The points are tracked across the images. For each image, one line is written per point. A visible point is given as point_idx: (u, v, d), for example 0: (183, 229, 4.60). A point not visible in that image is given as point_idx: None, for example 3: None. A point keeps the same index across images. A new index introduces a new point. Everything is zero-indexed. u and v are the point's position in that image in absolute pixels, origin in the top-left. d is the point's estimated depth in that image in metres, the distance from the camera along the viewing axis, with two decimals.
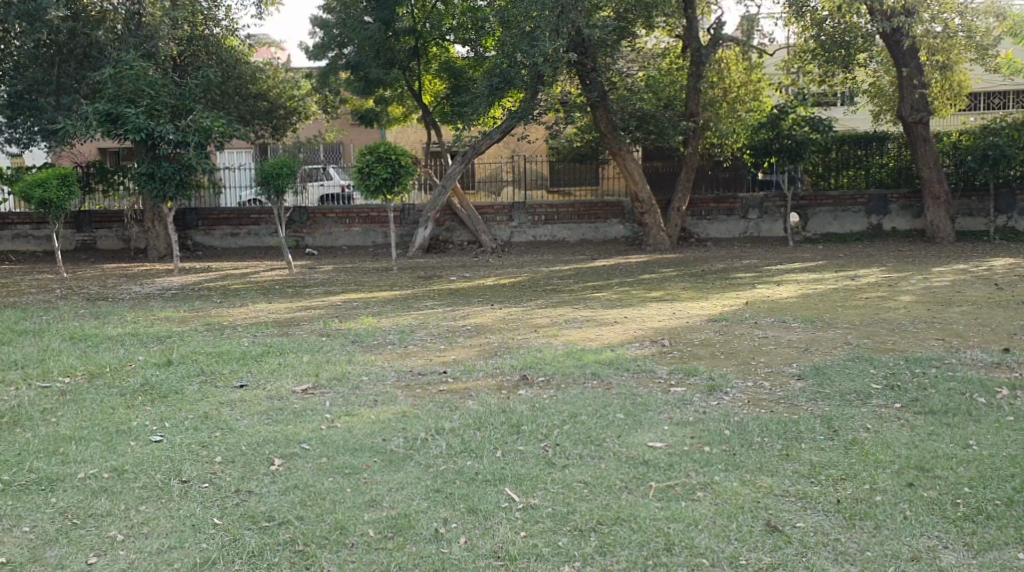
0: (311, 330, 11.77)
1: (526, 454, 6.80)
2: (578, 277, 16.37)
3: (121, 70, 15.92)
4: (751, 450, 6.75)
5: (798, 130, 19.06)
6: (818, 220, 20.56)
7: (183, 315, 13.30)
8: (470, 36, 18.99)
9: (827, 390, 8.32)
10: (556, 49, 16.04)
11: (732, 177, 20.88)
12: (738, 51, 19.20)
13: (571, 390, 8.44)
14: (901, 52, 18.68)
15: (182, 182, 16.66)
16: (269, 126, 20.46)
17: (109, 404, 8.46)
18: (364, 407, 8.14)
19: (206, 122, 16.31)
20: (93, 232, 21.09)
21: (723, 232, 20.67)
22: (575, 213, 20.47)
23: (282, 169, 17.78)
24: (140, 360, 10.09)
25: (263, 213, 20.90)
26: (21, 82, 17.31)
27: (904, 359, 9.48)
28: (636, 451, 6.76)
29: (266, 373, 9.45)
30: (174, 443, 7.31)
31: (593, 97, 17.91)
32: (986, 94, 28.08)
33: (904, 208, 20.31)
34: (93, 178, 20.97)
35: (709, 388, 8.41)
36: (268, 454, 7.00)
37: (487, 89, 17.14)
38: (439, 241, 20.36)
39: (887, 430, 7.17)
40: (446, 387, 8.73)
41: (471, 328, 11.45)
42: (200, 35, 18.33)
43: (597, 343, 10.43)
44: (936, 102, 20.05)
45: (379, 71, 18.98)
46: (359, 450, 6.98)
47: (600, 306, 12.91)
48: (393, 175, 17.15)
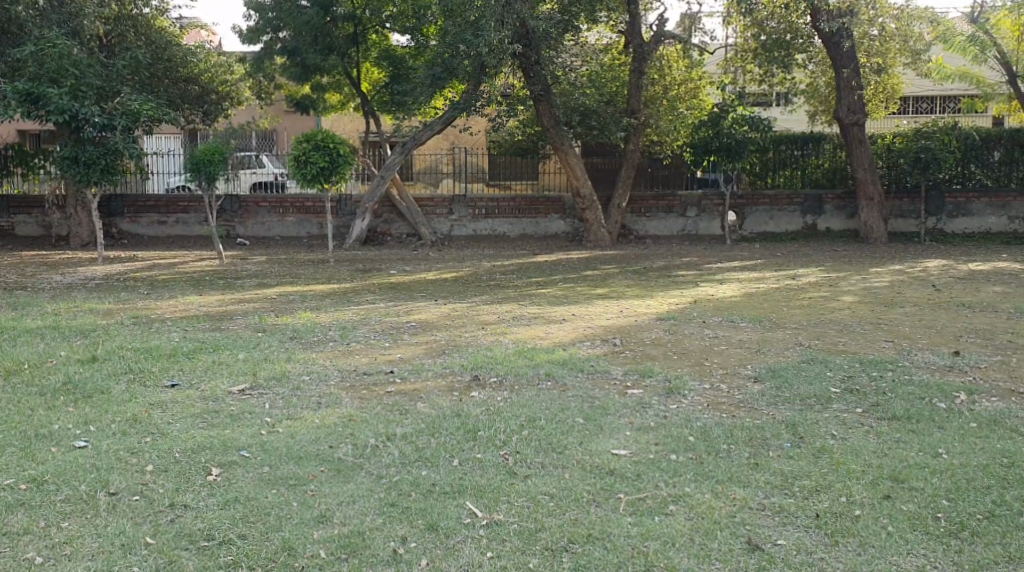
0: (245, 325, 11.27)
1: (485, 463, 6.46)
2: (521, 273, 16.03)
3: (43, 48, 15.27)
4: (718, 458, 6.52)
5: (738, 128, 18.87)
6: (756, 219, 20.49)
7: (108, 307, 12.67)
8: (409, 25, 18.45)
9: (786, 393, 8.11)
10: (501, 39, 15.68)
11: (671, 174, 20.70)
12: (680, 49, 18.93)
13: (525, 392, 8.11)
14: (841, 54, 18.33)
15: (106, 167, 15.94)
16: (200, 111, 19.75)
17: (26, 405, 7.90)
18: (307, 410, 7.70)
19: (134, 106, 15.63)
20: (10, 218, 20.19)
21: (661, 230, 20.46)
22: (516, 207, 20.09)
23: (215, 156, 17.15)
24: (62, 356, 9.51)
25: (192, 201, 20.16)
26: None
27: (858, 361, 9.28)
28: (600, 460, 6.47)
29: (198, 372, 8.94)
30: (99, 450, 6.81)
31: (536, 91, 17.52)
32: (915, 99, 28.30)
33: (840, 208, 20.35)
34: (12, 160, 20.22)
35: (667, 391, 8.14)
36: (204, 462, 6.54)
37: (429, 78, 16.69)
38: (377, 232, 19.87)
39: (853, 436, 6.97)
40: (393, 388, 8.33)
41: (414, 325, 11.05)
42: (129, 15, 17.74)
43: (547, 341, 10.11)
44: (869, 104, 20.07)
45: (317, 57, 18.45)
46: (304, 458, 6.56)
47: (545, 304, 12.61)
48: (331, 164, 16.63)
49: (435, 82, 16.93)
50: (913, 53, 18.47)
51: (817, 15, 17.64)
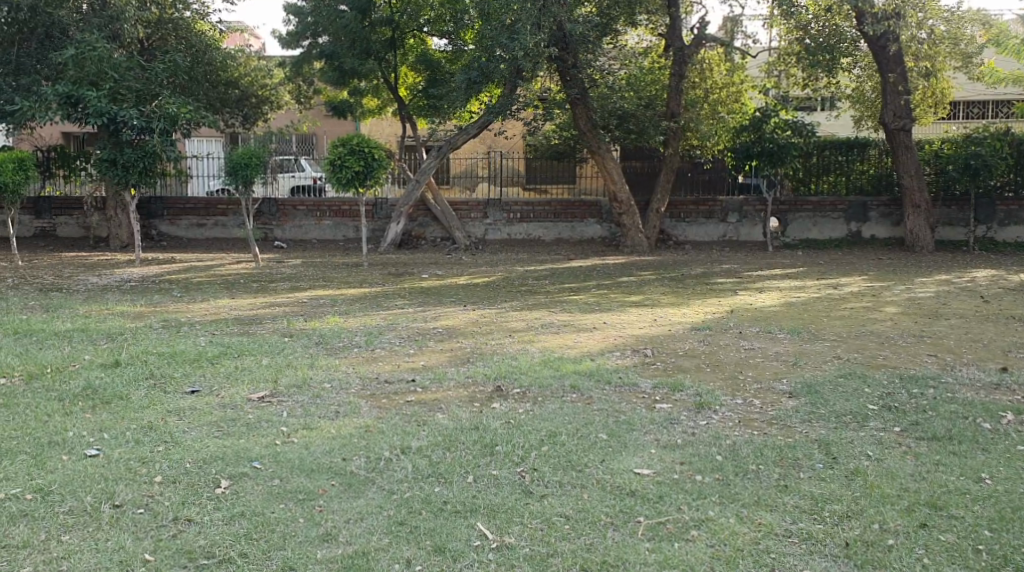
0: (272, 329, 11.12)
1: (500, 481, 6.24)
2: (554, 278, 15.78)
3: (82, 52, 15.16)
4: (746, 480, 6.24)
5: (780, 133, 18.50)
6: (798, 226, 20.07)
7: (138, 310, 12.59)
8: (447, 28, 18.34)
9: (821, 411, 7.77)
10: (536, 42, 15.42)
11: (712, 179, 20.31)
12: (722, 52, 18.59)
13: (549, 404, 7.85)
14: (887, 58, 17.87)
15: (145, 169, 15.84)
16: (239, 114, 19.71)
17: (43, 410, 7.79)
18: (324, 420, 7.50)
19: (172, 109, 15.52)
20: (52, 219, 20.28)
21: (701, 235, 20.10)
22: (551, 211, 19.84)
23: (251, 159, 17.05)
24: (86, 360, 9.41)
25: (230, 203, 20.11)
26: None
27: (899, 376, 8.91)
28: (621, 480, 6.22)
29: (220, 378, 8.77)
30: (111, 458, 6.66)
31: (573, 95, 17.35)
32: (966, 104, 27.65)
33: (885, 215, 19.85)
34: (54, 162, 20.11)
35: (697, 406, 7.85)
36: (214, 473, 6.38)
37: (464, 82, 16.47)
38: (412, 236, 19.72)
39: (889, 458, 6.63)
40: (413, 397, 8.11)
41: (441, 331, 10.83)
42: (170, 19, 17.57)
43: (576, 351, 9.86)
44: (916, 108, 19.57)
45: (354, 61, 18.22)
46: (316, 471, 6.37)
47: (577, 311, 12.34)
48: (366, 168, 16.47)
49: (470, 86, 16.62)
50: (964, 56, 18.24)
51: (862, 18, 17.16)
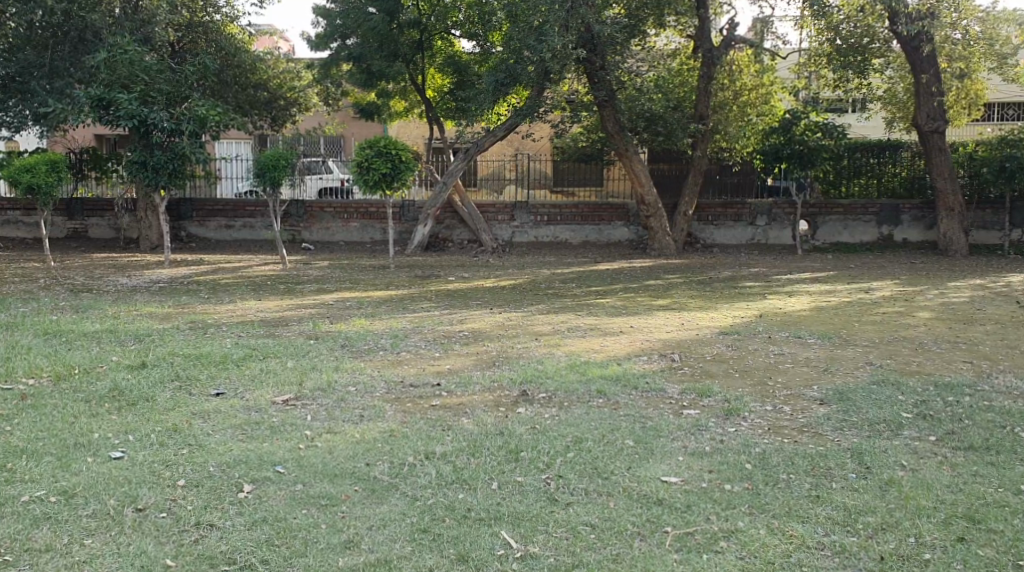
0: (298, 332, 11.09)
1: (525, 488, 6.15)
2: (580, 281, 15.67)
3: (114, 55, 15.02)
4: (777, 489, 6.12)
5: (811, 136, 18.36)
6: (828, 229, 19.85)
7: (167, 311, 12.60)
8: (477, 31, 18.12)
9: (854, 418, 7.62)
10: (565, 44, 15.32)
11: (741, 182, 20.14)
12: (751, 53, 18.13)
13: (574, 410, 7.74)
14: (920, 59, 17.63)
15: (174, 171, 15.89)
16: (268, 117, 19.72)
17: (70, 412, 7.78)
18: (347, 425, 7.43)
19: (201, 111, 15.56)
20: (83, 221, 20.40)
21: (730, 238, 19.92)
22: (578, 214, 19.73)
23: (279, 161, 17.05)
24: (113, 361, 9.41)
25: (258, 205, 20.15)
26: (11, 66, 16.39)
27: (933, 383, 8.74)
28: (648, 488, 6.12)
29: (246, 381, 8.74)
30: (136, 461, 6.62)
31: (600, 96, 17.23)
32: (999, 105, 27.31)
33: (918, 218, 19.55)
34: (86, 164, 20.23)
35: (726, 413, 7.73)
36: (237, 477, 6.32)
37: (492, 84, 16.39)
38: (439, 238, 19.70)
39: (925, 468, 6.49)
40: (438, 402, 8.04)
41: (466, 334, 10.76)
42: (200, 21, 17.56)
43: (602, 354, 9.76)
44: (951, 111, 19.26)
45: (381, 63, 18.27)
46: (340, 476, 6.30)
47: (604, 314, 12.23)
48: (393, 170, 16.44)
49: (498, 88, 16.54)
50: (999, 56, 17.90)
51: (895, 19, 16.92)
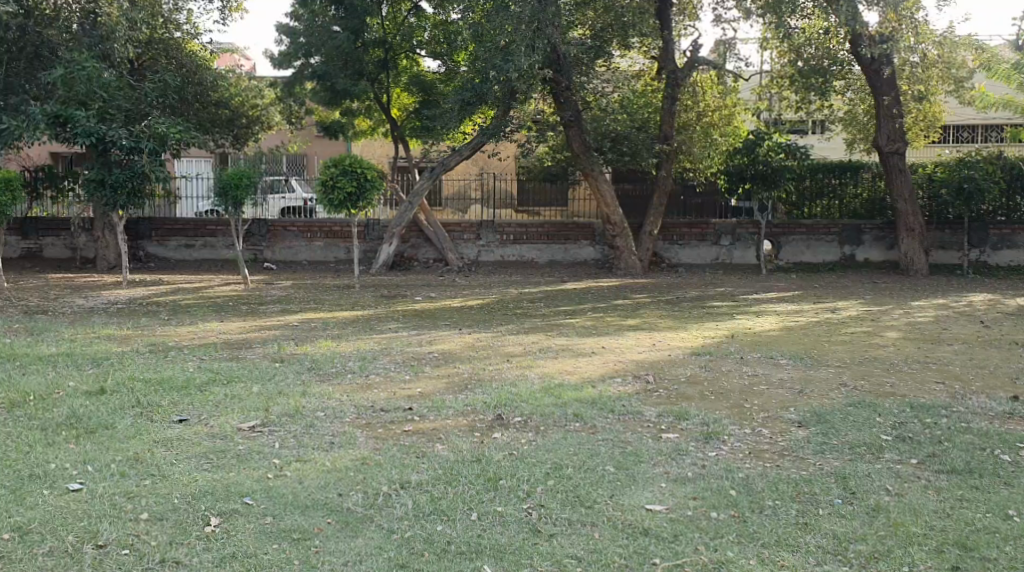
0: (263, 355, 10.80)
1: (506, 519, 5.99)
2: (549, 301, 15.51)
3: (71, 71, 14.62)
4: (765, 517, 6.04)
5: (775, 156, 18.20)
6: (792, 249, 19.82)
7: (125, 334, 12.23)
8: (442, 51, 17.91)
9: (833, 442, 7.51)
10: (531, 64, 15.19)
11: (704, 202, 20.12)
12: (714, 76, 18.20)
13: (552, 435, 7.56)
14: (879, 82, 17.70)
15: (134, 189, 15.53)
16: (230, 135, 19.37)
17: (24, 442, 7.49)
18: (317, 452, 7.21)
19: (163, 129, 15.24)
20: (38, 240, 19.88)
21: (695, 258, 19.80)
22: (544, 233, 19.59)
23: (242, 179, 16.77)
24: (71, 387, 9.08)
25: (220, 224, 19.79)
26: None
27: (908, 404, 8.64)
28: (633, 517, 6.00)
29: (209, 407, 8.45)
30: (96, 494, 6.34)
31: (566, 116, 17.10)
32: (955, 129, 27.62)
33: (879, 238, 19.61)
34: (42, 182, 19.79)
35: (705, 436, 7.60)
36: (204, 510, 6.08)
37: (457, 102, 16.19)
38: (404, 257, 19.45)
39: (910, 493, 6.45)
40: (410, 427, 7.83)
41: (436, 357, 10.55)
42: (161, 38, 17.44)
43: (576, 377, 9.58)
44: (908, 135, 19.32)
45: (346, 82, 17.81)
46: (310, 508, 6.09)
47: (575, 335, 12.07)
48: (358, 190, 16.20)
49: (464, 107, 16.36)
50: (955, 80, 18.20)
51: (857, 42, 16.90)
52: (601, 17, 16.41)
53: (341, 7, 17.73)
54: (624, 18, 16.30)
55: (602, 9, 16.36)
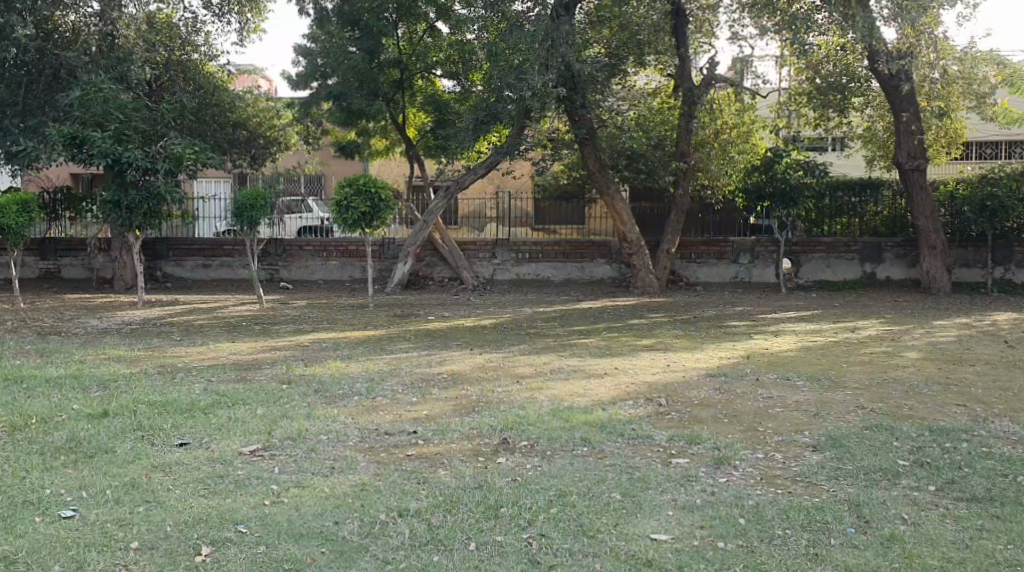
0: (271, 376, 10.63)
1: (506, 549, 6.23)
2: (563, 320, 15.33)
3: (89, 92, 14.65)
4: (773, 547, 6.22)
5: (793, 173, 17.95)
6: (812, 267, 19.57)
7: (136, 354, 12.11)
8: (457, 69, 17.65)
9: (849, 468, 7.35)
10: (545, 83, 15.05)
11: (725, 219, 19.80)
12: (732, 93, 18.01)
13: (558, 461, 7.44)
14: (899, 98, 17.38)
15: (150, 211, 15.30)
16: (247, 156, 19.23)
17: (22, 467, 7.39)
18: (317, 478, 7.17)
19: (178, 149, 15.07)
20: (56, 261, 19.89)
21: (713, 276, 19.60)
22: (560, 251, 19.41)
23: (257, 201, 16.60)
24: (74, 410, 8.95)
25: (237, 244, 19.75)
26: None
27: (928, 428, 8.40)
28: (636, 547, 6.21)
29: (212, 430, 8.30)
30: (87, 521, 6.53)
31: (581, 135, 16.99)
32: (978, 144, 27.25)
33: (900, 256, 19.33)
34: (59, 204, 19.76)
35: (716, 461, 7.47)
36: (196, 538, 6.32)
37: (472, 121, 16.04)
38: (419, 276, 19.31)
39: (927, 522, 6.51)
40: (414, 451, 7.70)
41: (445, 378, 10.36)
42: (179, 61, 17.34)
43: (586, 399, 9.36)
44: (930, 150, 19.08)
45: (362, 102, 17.66)
46: (305, 537, 6.34)
47: (588, 356, 11.86)
48: (373, 210, 16.06)
49: (479, 126, 16.20)
50: (977, 95, 17.88)
51: (874, 57, 16.55)
52: (618, 34, 16.23)
53: (357, 28, 17.67)
54: (641, 36, 16.18)
55: (619, 26, 16.20)
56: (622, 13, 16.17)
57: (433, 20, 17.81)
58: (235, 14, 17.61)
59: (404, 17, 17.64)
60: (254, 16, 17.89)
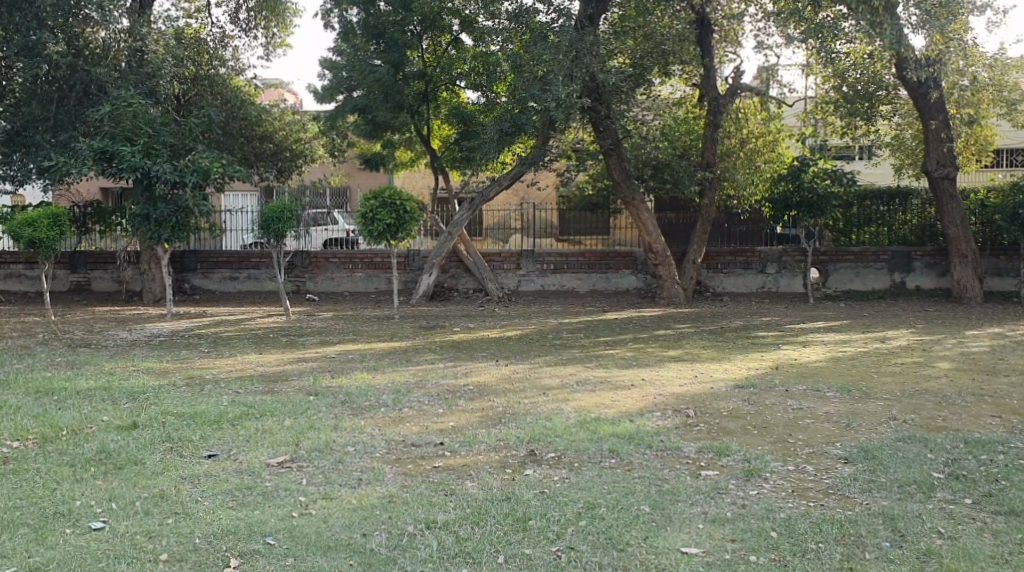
0: (298, 388, 10.62)
1: (535, 562, 6.19)
2: (589, 331, 15.26)
3: (118, 108, 14.66)
4: (806, 561, 6.17)
5: (821, 182, 17.89)
6: (840, 276, 19.38)
7: (164, 366, 12.14)
8: (481, 81, 17.60)
9: (881, 480, 7.27)
10: (570, 93, 14.97)
11: (750, 229, 19.67)
12: (758, 102, 17.65)
13: (586, 472, 7.40)
14: (928, 106, 17.23)
15: (178, 224, 15.34)
16: (274, 168, 19.30)
17: (53, 478, 7.40)
18: (344, 489, 7.16)
19: (206, 162, 15.13)
20: (86, 273, 20.01)
21: (740, 286, 19.43)
22: (585, 262, 19.34)
23: (284, 213, 16.62)
24: (103, 422, 8.97)
25: (264, 256, 19.82)
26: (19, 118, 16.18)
27: (962, 439, 8.29)
28: (667, 561, 6.17)
29: (240, 441, 8.31)
30: (116, 532, 6.53)
31: (606, 144, 16.92)
32: (1009, 151, 26.99)
33: (930, 265, 19.14)
34: (91, 218, 19.84)
35: (746, 473, 7.40)
36: (224, 550, 6.32)
37: (496, 133, 15.89)
38: (444, 287, 19.30)
39: (965, 536, 6.45)
40: (441, 463, 7.67)
41: (471, 389, 10.31)
42: (206, 75, 17.37)
43: (614, 410, 9.31)
44: (959, 157, 18.92)
45: (387, 115, 17.65)
46: (333, 548, 6.33)
47: (615, 366, 11.77)
48: (397, 221, 16.06)
49: (503, 137, 16.05)
50: (1007, 102, 17.68)
51: (902, 65, 16.35)
52: (642, 45, 16.08)
53: (382, 41, 17.68)
54: (665, 46, 16.09)
55: (643, 36, 16.08)
56: (646, 24, 16.10)
57: (457, 31, 17.80)
58: (262, 29, 17.73)
59: (428, 29, 17.63)
60: (280, 30, 17.96)
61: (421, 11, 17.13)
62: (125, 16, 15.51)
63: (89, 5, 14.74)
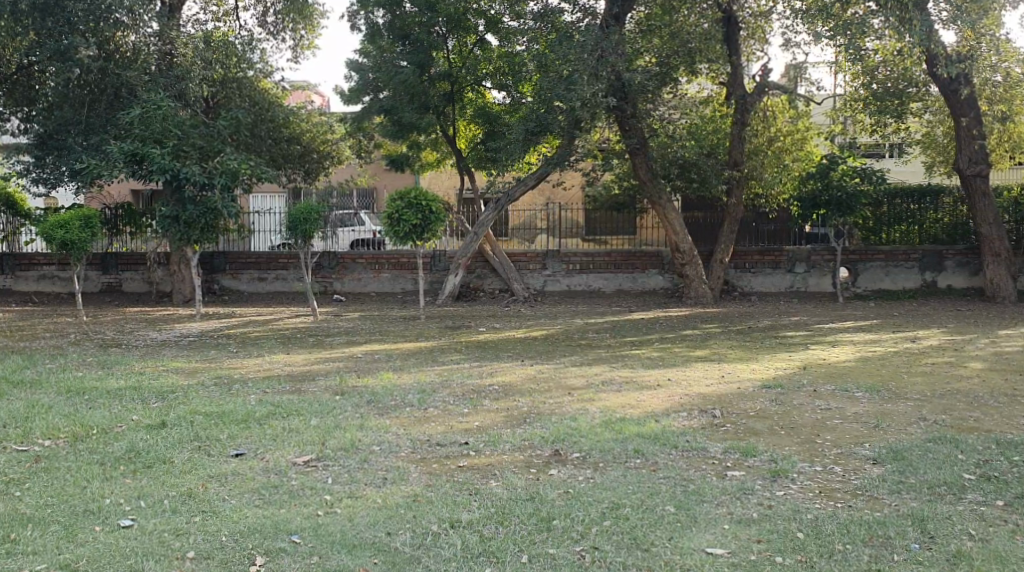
0: (323, 388, 10.64)
1: (560, 562, 6.17)
2: (615, 331, 15.18)
3: (149, 111, 14.74)
4: (833, 562, 6.13)
5: (848, 181, 17.75)
6: (870, 276, 19.18)
7: (194, 366, 12.16)
8: (508, 81, 17.67)
9: (911, 481, 7.19)
10: (595, 92, 14.87)
11: (778, 228, 19.51)
12: (786, 100, 17.79)
13: (611, 472, 7.37)
14: (958, 103, 17.01)
15: (207, 225, 15.48)
16: (302, 170, 19.40)
17: (83, 476, 7.47)
18: (369, 489, 7.16)
19: (234, 164, 15.17)
20: (118, 274, 20.17)
21: (768, 286, 19.29)
22: (611, 262, 19.28)
23: (311, 214, 16.64)
24: (133, 421, 9.04)
25: (292, 257, 19.93)
26: (51, 121, 16.40)
27: (994, 440, 8.17)
28: (691, 562, 6.13)
29: (266, 441, 8.33)
30: (144, 530, 6.58)
31: (632, 144, 16.84)
32: None
33: (962, 265, 18.94)
34: (121, 220, 20.05)
35: (772, 474, 7.33)
36: (249, 548, 6.35)
37: (522, 133, 15.84)
38: (470, 287, 19.29)
39: (995, 538, 6.37)
40: (465, 462, 7.67)
41: (496, 390, 10.28)
42: (234, 77, 17.06)
43: (638, 411, 9.26)
44: (992, 154, 18.75)
45: (412, 115, 17.65)
46: (357, 547, 6.34)
47: (640, 366, 11.71)
48: (423, 222, 16.06)
49: (528, 138, 16.02)
50: None
51: (933, 62, 16.18)
52: (667, 44, 16.01)
53: (408, 43, 17.70)
54: (691, 45, 15.92)
55: (667, 35, 16.06)
56: (672, 22, 16.20)
57: (483, 32, 17.79)
58: (289, 31, 17.80)
59: (453, 30, 17.69)
60: (308, 32, 18.01)
61: (447, 12, 17.22)
62: (154, 19, 15.59)
63: (120, 10, 14.87)
